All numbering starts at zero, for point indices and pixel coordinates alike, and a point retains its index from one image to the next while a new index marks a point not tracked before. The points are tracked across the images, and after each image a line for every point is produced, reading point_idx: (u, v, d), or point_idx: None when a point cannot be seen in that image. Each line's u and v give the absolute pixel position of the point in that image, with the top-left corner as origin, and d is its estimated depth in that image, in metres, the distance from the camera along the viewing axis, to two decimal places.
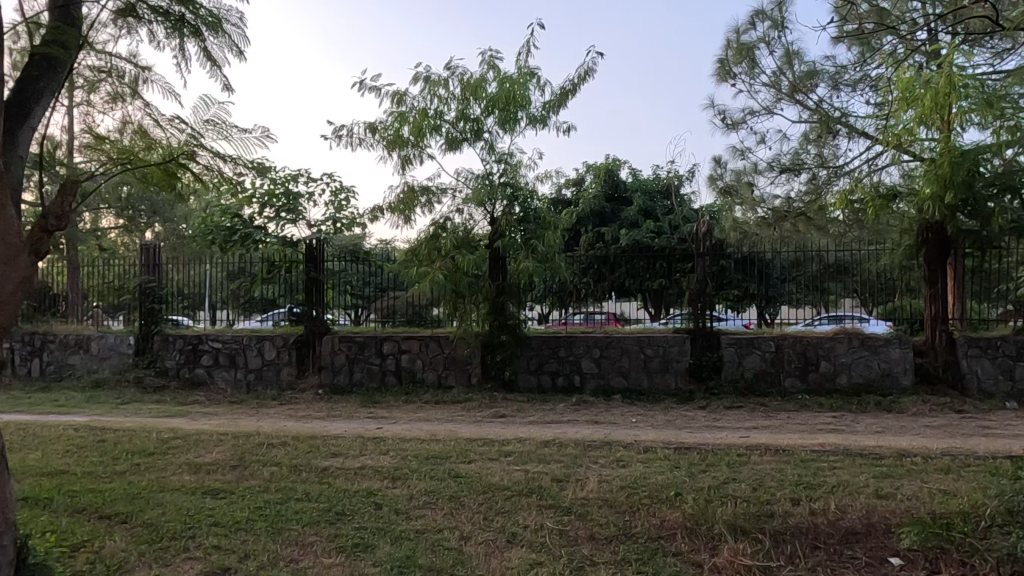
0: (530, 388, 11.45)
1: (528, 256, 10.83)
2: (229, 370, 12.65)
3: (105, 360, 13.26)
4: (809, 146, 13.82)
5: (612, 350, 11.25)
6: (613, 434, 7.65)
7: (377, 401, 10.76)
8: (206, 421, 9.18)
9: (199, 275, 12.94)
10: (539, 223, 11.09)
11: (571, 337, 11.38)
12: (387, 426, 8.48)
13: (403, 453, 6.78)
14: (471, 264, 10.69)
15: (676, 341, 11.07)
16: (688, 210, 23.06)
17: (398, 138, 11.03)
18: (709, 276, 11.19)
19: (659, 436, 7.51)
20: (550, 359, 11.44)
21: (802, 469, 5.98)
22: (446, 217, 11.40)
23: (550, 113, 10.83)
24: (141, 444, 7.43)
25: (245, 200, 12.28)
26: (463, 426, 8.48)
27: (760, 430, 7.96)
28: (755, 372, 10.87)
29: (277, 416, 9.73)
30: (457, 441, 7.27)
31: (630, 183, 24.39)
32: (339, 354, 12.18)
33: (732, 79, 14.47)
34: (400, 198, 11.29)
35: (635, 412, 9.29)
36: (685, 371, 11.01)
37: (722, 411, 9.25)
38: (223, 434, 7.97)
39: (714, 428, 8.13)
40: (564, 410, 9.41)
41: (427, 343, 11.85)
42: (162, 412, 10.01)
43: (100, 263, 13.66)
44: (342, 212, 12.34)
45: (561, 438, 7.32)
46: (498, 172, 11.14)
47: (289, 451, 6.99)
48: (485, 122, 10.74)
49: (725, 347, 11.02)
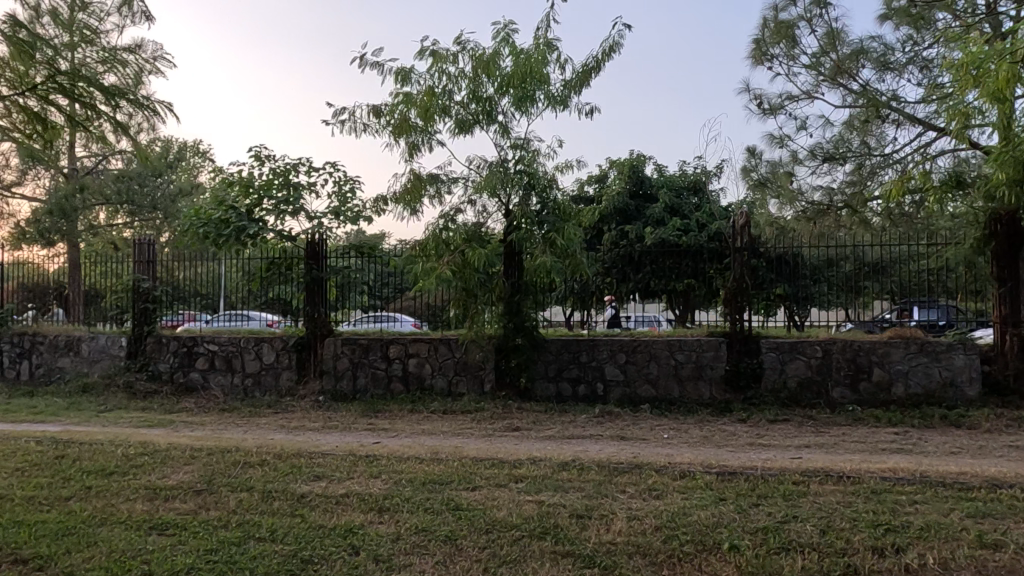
0: (549, 397, 10.41)
1: (547, 251, 9.82)
2: (226, 374, 11.78)
3: (97, 362, 12.47)
4: (853, 134, 12.65)
5: (638, 354, 10.19)
6: (642, 454, 6.61)
7: (380, 409, 9.81)
8: (188, 432, 8.29)
9: (200, 273, 12.12)
10: (556, 214, 10.10)
11: (593, 340, 10.34)
12: (384, 441, 7.52)
13: (396, 477, 5.80)
14: (484, 259, 9.69)
15: (711, 346, 9.99)
16: (717, 207, 21.88)
17: (404, 123, 10.06)
18: (747, 274, 10.08)
19: (696, 457, 6.46)
20: (571, 365, 10.40)
21: (877, 503, 4.91)
22: (456, 209, 10.44)
23: (572, 93, 9.81)
24: (102, 460, 6.54)
25: (241, 192, 11.37)
26: (471, 442, 7.48)
27: (813, 450, 6.87)
28: (800, 380, 9.75)
29: (268, 426, 8.81)
30: (461, 461, 6.27)
31: (656, 179, 23.31)
32: (342, 357, 11.27)
33: (768, 62, 13.35)
34: (405, 187, 10.32)
35: (666, 426, 8.22)
36: (720, 379, 9.92)
37: (766, 426, 8.17)
38: (199, 448, 7.04)
39: (758, 447, 7.06)
40: (585, 422, 8.38)
41: (437, 346, 10.86)
42: (145, 421, 9.15)
43: (92, 260, 12.87)
44: (346, 205, 11.39)
45: (582, 459, 6.30)
46: (513, 159, 10.15)
47: (266, 473, 6.04)
48: (499, 103, 9.75)
49: (765, 352, 9.91)
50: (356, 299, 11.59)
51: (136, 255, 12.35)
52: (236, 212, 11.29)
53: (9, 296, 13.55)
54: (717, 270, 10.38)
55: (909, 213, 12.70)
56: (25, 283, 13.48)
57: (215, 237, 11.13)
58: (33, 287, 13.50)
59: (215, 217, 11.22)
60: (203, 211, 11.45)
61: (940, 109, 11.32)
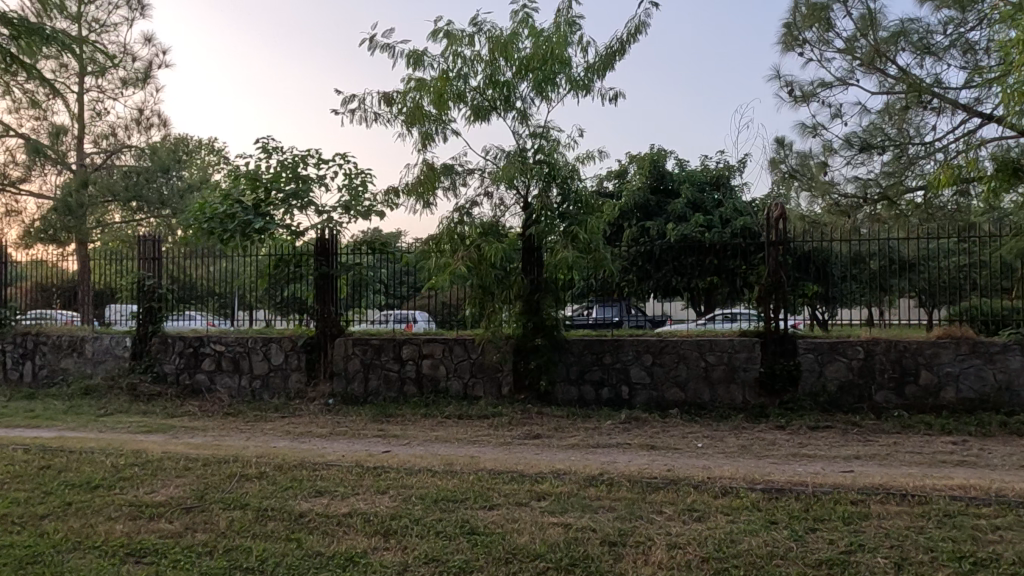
0: (570, 401, 9.81)
1: (568, 245, 9.23)
2: (232, 375, 11.29)
3: (101, 363, 12.05)
4: (891, 122, 11.92)
5: (666, 356, 9.57)
6: (676, 467, 6.00)
7: (392, 414, 9.27)
8: (188, 439, 7.80)
9: (207, 271, 11.65)
10: (578, 206, 9.51)
11: (617, 340, 9.73)
12: (394, 450, 6.97)
13: (405, 493, 5.23)
14: (502, 254, 9.11)
15: (744, 346, 9.35)
16: (741, 202, 21.16)
17: (417, 111, 9.52)
18: (783, 270, 9.42)
19: (735, 470, 5.85)
20: (594, 367, 9.79)
21: (954, 529, 4.29)
22: (472, 202, 9.89)
23: (595, 78, 9.21)
24: (89, 472, 6.05)
25: (248, 185, 10.85)
26: (487, 451, 6.89)
27: (865, 462, 6.22)
28: (840, 384, 9.07)
29: (272, 432, 8.30)
30: (477, 475, 5.70)
31: (677, 174, 22.60)
32: (352, 358, 10.73)
33: (799, 47, 12.65)
34: (418, 178, 9.76)
35: (699, 433, 7.60)
36: (754, 382, 9.28)
37: (808, 434, 7.53)
38: (194, 458, 6.54)
39: (803, 458, 6.43)
40: (611, 430, 7.79)
41: (452, 347, 10.30)
42: (144, 426, 8.67)
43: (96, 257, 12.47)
44: (358, 199, 10.84)
45: (610, 473, 5.70)
46: (533, 149, 9.58)
47: (263, 487, 5.51)
48: (517, 88, 9.19)
49: (802, 353, 9.25)
50: (370, 298, 11.08)
51: (140, 251, 11.96)
52: (242, 206, 10.80)
53: (22, 296, 13.20)
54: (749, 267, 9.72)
55: (951, 206, 11.95)
56: (41, 283, 13.11)
57: (221, 233, 10.65)
58: (47, 288, 13.09)
59: (220, 211, 10.74)
60: (208, 205, 10.96)
61: (988, 94, 10.58)
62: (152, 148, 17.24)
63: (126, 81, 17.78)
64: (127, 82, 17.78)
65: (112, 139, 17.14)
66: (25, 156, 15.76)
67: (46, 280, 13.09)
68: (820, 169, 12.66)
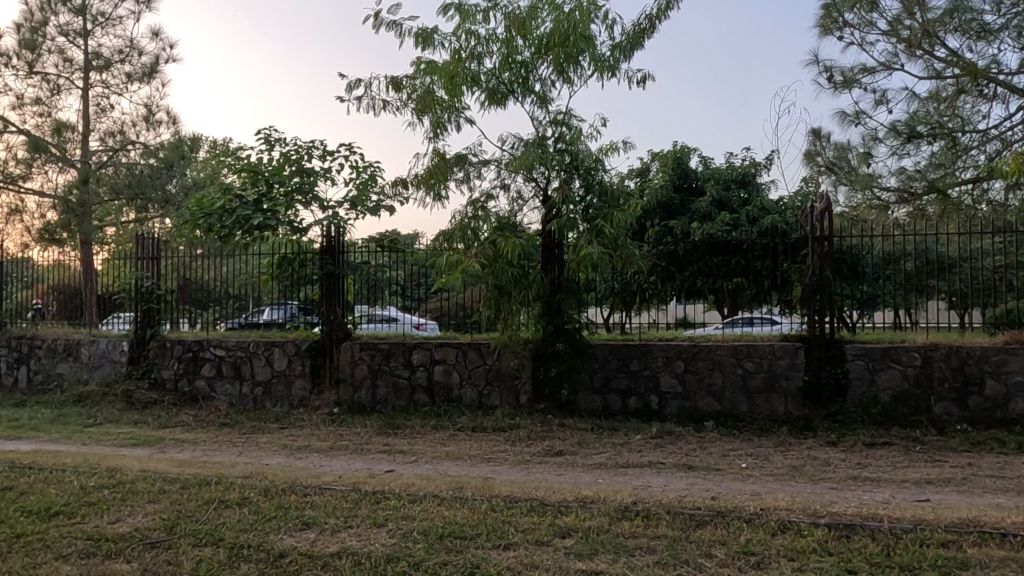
0: (594, 411, 9.00)
1: (592, 240, 8.44)
2: (233, 382, 10.60)
3: (97, 368, 11.43)
4: (941, 110, 10.98)
5: (699, 362, 8.74)
6: (721, 494, 5.19)
7: (400, 425, 8.52)
8: (174, 454, 7.10)
9: (206, 271, 10.99)
10: (603, 198, 8.73)
11: (646, 345, 8.92)
12: (399, 470, 6.21)
13: (405, 527, 4.47)
14: (519, 249, 8.34)
15: (786, 352, 8.51)
16: (769, 200, 20.28)
17: (428, 97, 8.90)
18: (829, 268, 8.57)
19: (792, 498, 5.03)
20: (620, 374, 8.98)
21: None
22: (487, 194, 9.14)
23: (622, 59, 8.44)
24: (52, 495, 5.35)
25: (248, 179, 10.13)
26: (503, 472, 6.11)
27: (941, 488, 5.37)
28: (894, 394, 8.19)
29: (269, 445, 7.58)
30: (490, 503, 4.92)
31: (702, 171, 21.72)
32: (360, 364, 9.97)
33: (839, 29, 11.77)
34: (427, 169, 9.01)
35: (741, 451, 6.77)
36: (797, 392, 8.44)
37: (865, 451, 6.68)
38: (174, 478, 5.83)
39: (866, 481, 5.59)
40: (641, 446, 6.98)
41: (466, 352, 9.53)
42: (130, 438, 7.99)
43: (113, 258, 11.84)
44: (365, 193, 10.12)
45: (645, 502, 4.90)
46: (553, 137, 8.83)
47: (242, 517, 4.78)
48: (536, 70, 8.45)
49: (851, 360, 8.38)
50: (387, 300, 10.34)
51: (139, 250, 11.29)
52: (242, 200, 10.10)
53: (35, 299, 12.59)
54: (789, 265, 8.86)
55: (1005, 201, 11.01)
56: (56, 285, 12.62)
57: (220, 230, 10.00)
58: (63, 289, 12.59)
59: (218, 206, 10.07)
60: (205, 199, 10.26)
61: None
62: (158, 145, 16.68)
63: (133, 77, 17.28)
64: (133, 78, 17.28)
65: (118, 135, 16.62)
66: (26, 154, 15.22)
67: (61, 280, 12.56)
68: (860, 161, 11.74)
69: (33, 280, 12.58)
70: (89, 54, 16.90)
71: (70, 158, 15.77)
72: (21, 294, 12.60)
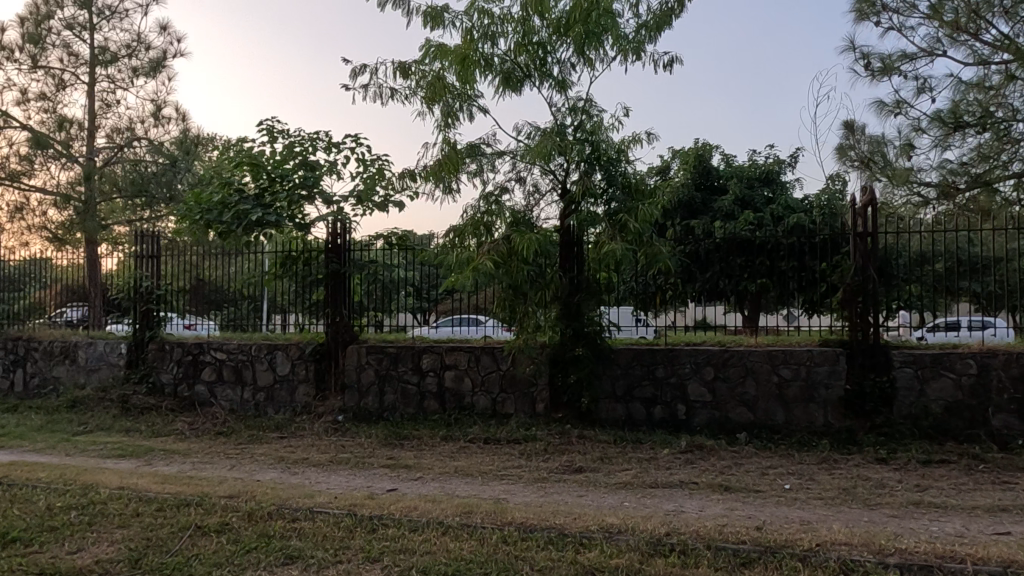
0: (616, 421, 8.36)
1: (615, 236, 7.79)
2: (234, 387, 10.05)
3: (94, 372, 10.94)
4: (990, 98, 10.19)
5: (730, 369, 8.08)
6: (766, 523, 4.53)
7: (407, 436, 7.91)
8: (161, 468, 6.54)
9: (209, 270, 10.44)
10: (625, 191, 8.08)
11: (672, 350, 8.26)
12: (401, 489, 5.61)
13: (403, 563, 3.87)
14: (536, 246, 7.71)
15: (826, 359, 7.82)
16: (794, 199, 19.52)
17: (438, 84, 8.36)
18: (873, 268, 7.86)
19: (849, 529, 4.36)
20: (644, 381, 8.33)
21: None
22: (501, 188, 8.53)
23: (649, 41, 7.83)
24: (13, 518, 4.79)
25: (248, 172, 9.58)
26: (518, 493, 5.48)
27: (1019, 517, 4.69)
28: (946, 406, 7.48)
29: (264, 458, 7.01)
30: (502, 533, 4.30)
31: (724, 169, 20.99)
32: (366, 369, 9.38)
33: (877, 14, 11.04)
34: (437, 159, 8.42)
35: (782, 469, 6.10)
36: (838, 402, 7.74)
37: (920, 471, 5.99)
38: (152, 496, 5.25)
39: (930, 508, 4.90)
40: (670, 462, 6.33)
41: (478, 356, 8.91)
42: (118, 448, 7.46)
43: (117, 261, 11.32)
44: (373, 187, 9.54)
45: (680, 533, 4.27)
46: (573, 125, 8.22)
47: (219, 548, 4.19)
48: (555, 53, 7.85)
49: (898, 367, 7.67)
50: (400, 302, 9.73)
51: (139, 246, 10.79)
52: (242, 195, 9.56)
53: (51, 299, 11.91)
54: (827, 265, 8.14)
55: None
56: (70, 286, 11.85)
57: (219, 227, 9.46)
58: (77, 291, 11.87)
59: (217, 201, 9.53)
60: (205, 194, 9.76)
61: None
62: (165, 141, 16.23)
63: (139, 71, 16.86)
64: (140, 73, 16.87)
65: (125, 132, 16.21)
66: (29, 150, 14.80)
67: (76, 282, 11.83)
68: (901, 153, 10.97)
69: (48, 280, 11.79)
70: (95, 48, 16.51)
71: (74, 155, 15.45)
72: (36, 293, 11.97)
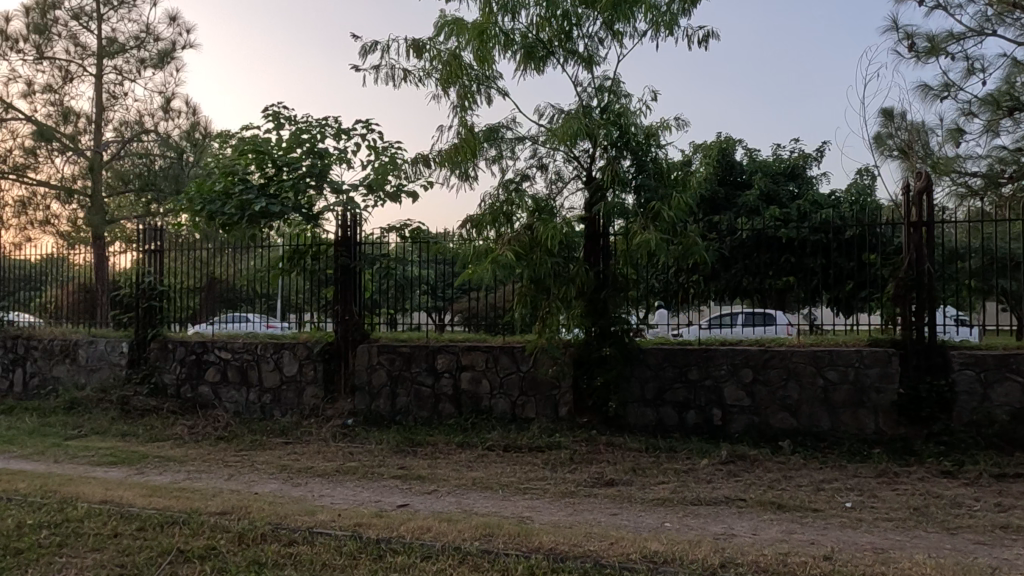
0: (646, 427, 7.74)
1: (647, 225, 7.18)
2: (239, 389, 9.53)
3: (95, 372, 10.46)
4: None
5: (771, 371, 7.43)
6: (835, 552, 3.90)
7: (421, 443, 7.33)
8: (152, 477, 6.01)
9: (214, 265, 9.92)
10: (657, 178, 7.45)
11: (707, 350, 7.62)
12: (413, 505, 5.03)
13: None
14: (561, 236, 7.11)
15: (877, 360, 7.15)
16: (821, 194, 18.76)
17: (454, 64, 7.79)
18: (929, 261, 7.20)
19: (935, 560, 3.73)
20: (676, 384, 7.70)
21: None
22: (522, 175, 7.94)
23: (682, 13, 7.22)
24: None
25: (253, 160, 9.04)
26: (544, 510, 4.88)
27: None
28: (1012, 412, 6.79)
29: (265, 466, 6.45)
30: (529, 563, 3.71)
31: (747, 163, 20.28)
32: (378, 370, 8.80)
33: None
34: (454, 144, 7.84)
35: (839, 484, 5.45)
36: (891, 408, 7.07)
37: (995, 486, 5.34)
38: (136, 512, 4.70)
39: (1021, 533, 4.25)
40: (712, 475, 5.70)
41: (496, 356, 8.32)
42: (110, 454, 6.94)
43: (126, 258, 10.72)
44: (384, 176, 8.97)
45: (736, 564, 3.65)
46: (600, 106, 7.63)
47: None
48: (581, 26, 7.28)
49: (957, 370, 6.99)
50: (415, 300, 9.16)
51: (140, 240, 10.22)
52: (246, 184, 9.03)
53: (64, 300, 11.26)
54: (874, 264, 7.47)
55: None
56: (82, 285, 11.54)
57: (221, 218, 8.92)
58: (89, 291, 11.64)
59: (220, 190, 9.00)
60: (208, 183, 9.24)
61: None
62: (172, 133, 15.77)
63: (146, 62, 16.45)
64: (148, 65, 16.47)
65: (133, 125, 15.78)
66: (34, 142, 14.39)
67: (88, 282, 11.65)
68: (948, 140, 10.26)
69: (66, 279, 11.24)
70: (103, 39, 16.10)
71: (81, 148, 14.99)
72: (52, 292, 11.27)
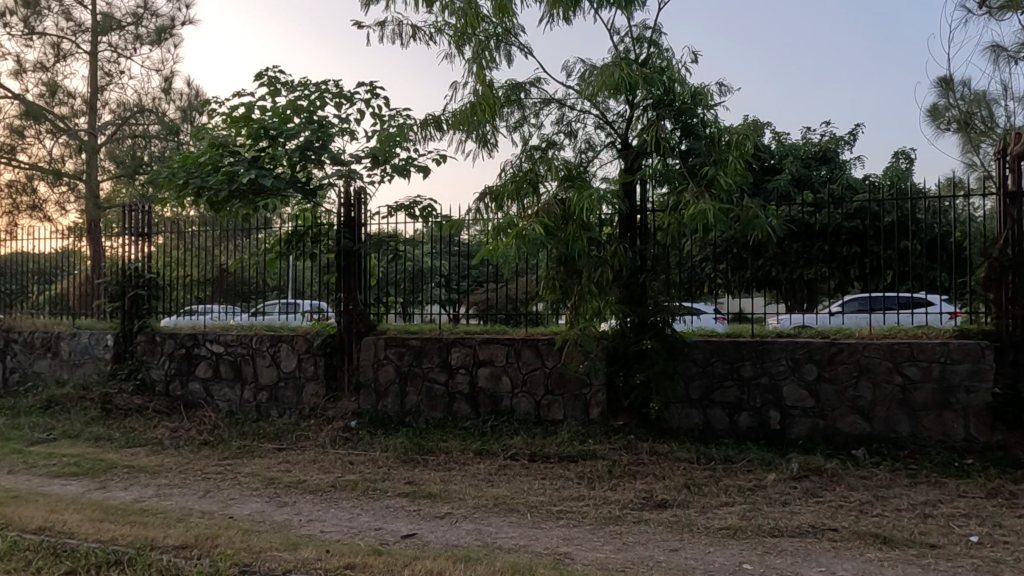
0: (692, 431, 6.71)
1: (697, 194, 6.12)
2: (232, 386, 8.59)
3: (78, 367, 9.56)
4: None
5: (840, 368, 6.37)
6: None
7: (433, 450, 6.35)
8: (114, 494, 5.07)
9: (205, 250, 8.97)
10: (707, 141, 6.40)
11: (763, 344, 6.58)
12: (422, 535, 4.04)
13: None
14: (597, 207, 6.08)
15: (968, 355, 6.07)
16: (857, 179, 17.59)
17: (470, 13, 6.76)
18: None
19: None
20: (726, 382, 6.67)
21: None
22: (550, 143, 6.91)
23: None
24: None
25: (243, 130, 8.03)
26: (587, 543, 3.88)
27: None
28: None
29: (250, 479, 5.49)
30: None
31: (777, 146, 19.12)
32: (385, 366, 7.83)
33: None
34: (471, 106, 6.81)
35: (948, 508, 4.41)
36: (985, 410, 6.00)
37: None
38: (73, 545, 3.73)
39: None
40: (786, 496, 4.67)
41: (519, 350, 7.31)
42: (74, 462, 6.01)
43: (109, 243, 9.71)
44: (392, 148, 7.97)
45: None
46: (640, 60, 6.61)
47: None
48: None
49: None
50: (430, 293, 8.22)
51: (124, 224, 9.27)
52: (236, 157, 8.01)
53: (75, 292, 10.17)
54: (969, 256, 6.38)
55: None
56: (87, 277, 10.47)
57: (208, 194, 7.91)
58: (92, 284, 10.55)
59: (206, 163, 7.97)
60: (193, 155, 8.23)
61: None
62: (169, 113, 14.83)
63: (142, 40, 15.54)
64: (144, 43, 15.54)
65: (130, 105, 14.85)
66: (23, 122, 13.48)
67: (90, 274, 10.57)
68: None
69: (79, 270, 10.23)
70: (97, 15, 15.18)
71: (74, 129, 14.08)
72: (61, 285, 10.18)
